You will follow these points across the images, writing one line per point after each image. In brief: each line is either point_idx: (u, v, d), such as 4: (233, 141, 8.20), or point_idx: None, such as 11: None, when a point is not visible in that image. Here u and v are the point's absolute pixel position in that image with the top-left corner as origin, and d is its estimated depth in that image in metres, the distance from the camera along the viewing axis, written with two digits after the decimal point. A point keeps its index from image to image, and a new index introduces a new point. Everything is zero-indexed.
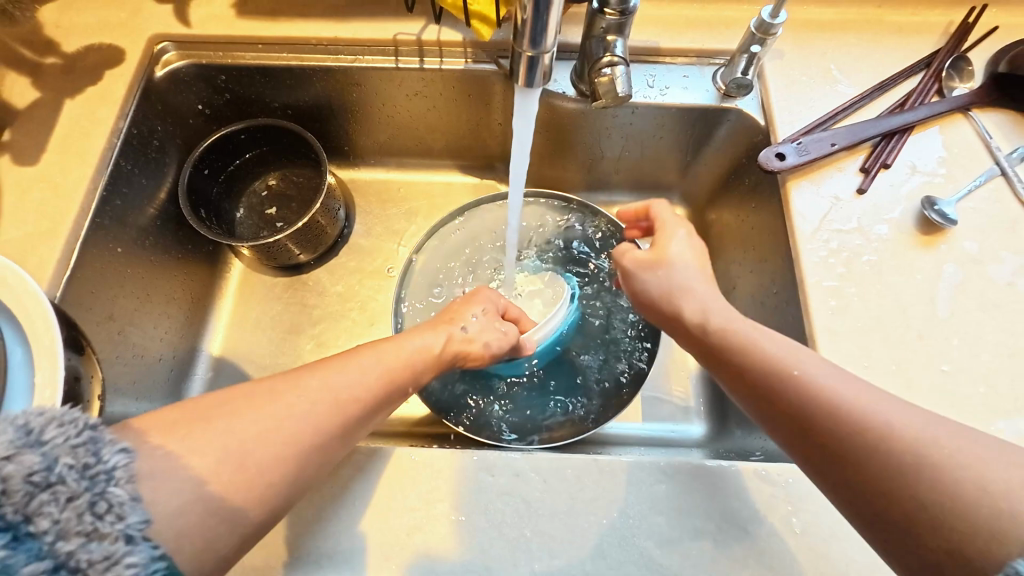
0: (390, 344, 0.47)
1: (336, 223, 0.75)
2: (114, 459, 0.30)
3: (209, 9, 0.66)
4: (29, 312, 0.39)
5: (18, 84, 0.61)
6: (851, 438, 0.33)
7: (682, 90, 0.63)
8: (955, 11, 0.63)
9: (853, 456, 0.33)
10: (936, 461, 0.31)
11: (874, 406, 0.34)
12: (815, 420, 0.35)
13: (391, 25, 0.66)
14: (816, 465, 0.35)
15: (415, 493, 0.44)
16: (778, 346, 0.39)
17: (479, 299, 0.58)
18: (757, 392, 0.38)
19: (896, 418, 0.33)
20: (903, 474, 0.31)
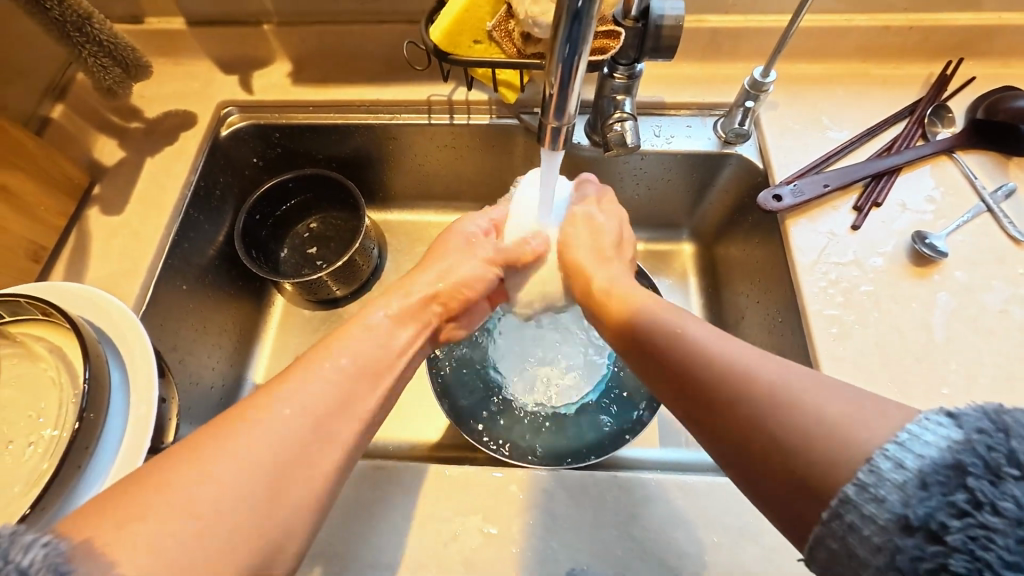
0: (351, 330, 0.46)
1: (370, 261, 0.83)
2: (30, 555, 0.24)
3: (269, 79, 0.76)
4: (128, 339, 0.46)
5: (107, 145, 0.71)
6: (725, 393, 0.37)
7: (686, 138, 0.70)
8: (933, 65, 0.70)
9: (696, 393, 0.39)
10: (787, 398, 0.34)
11: (747, 365, 0.37)
12: (692, 376, 0.40)
13: (425, 89, 0.75)
14: (698, 419, 0.39)
15: (451, 507, 0.48)
16: (670, 320, 0.44)
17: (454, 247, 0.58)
18: (655, 364, 0.43)
19: (753, 367, 0.37)
20: (726, 400, 0.37)
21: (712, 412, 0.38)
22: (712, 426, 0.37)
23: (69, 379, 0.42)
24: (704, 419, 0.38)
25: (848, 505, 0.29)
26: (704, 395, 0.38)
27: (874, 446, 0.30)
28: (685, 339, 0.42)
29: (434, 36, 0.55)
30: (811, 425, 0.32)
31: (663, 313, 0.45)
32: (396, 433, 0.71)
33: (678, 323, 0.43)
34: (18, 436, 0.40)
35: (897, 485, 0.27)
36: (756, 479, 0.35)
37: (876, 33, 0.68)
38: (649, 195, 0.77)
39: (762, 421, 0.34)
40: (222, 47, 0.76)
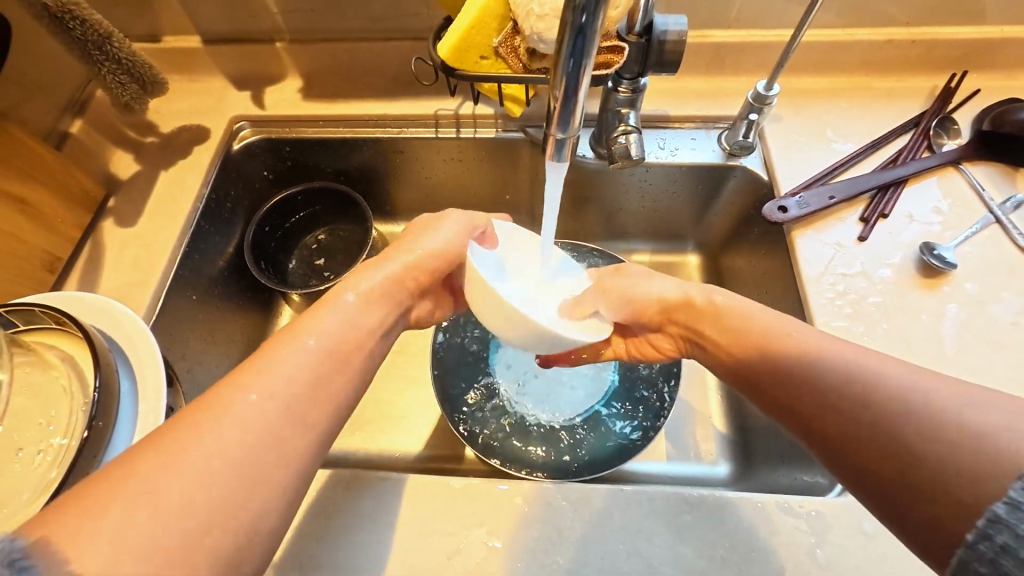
0: (322, 309, 0.44)
1: None
2: None
3: (281, 95, 0.78)
4: (137, 348, 0.47)
5: (123, 159, 0.73)
6: (841, 398, 0.36)
7: (690, 151, 0.70)
8: (936, 77, 0.70)
9: (812, 399, 0.37)
10: (925, 409, 0.32)
11: (873, 374, 0.36)
12: (807, 380, 0.38)
13: (432, 103, 0.76)
14: (816, 427, 0.37)
15: (455, 519, 0.48)
16: (782, 331, 0.42)
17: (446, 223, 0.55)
18: (766, 376, 0.42)
19: (881, 376, 0.36)
20: (851, 408, 0.35)
21: (834, 426, 0.36)
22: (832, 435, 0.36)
23: (80, 386, 0.42)
24: (826, 432, 0.37)
25: (997, 524, 0.25)
26: (823, 408, 0.37)
27: None
28: (801, 354, 0.40)
29: (442, 52, 0.55)
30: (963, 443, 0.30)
31: (772, 324, 0.44)
32: (401, 445, 0.71)
33: (789, 338, 0.41)
34: (25, 444, 0.40)
35: None
36: (887, 493, 0.33)
37: (877, 46, 0.68)
38: (653, 206, 0.77)
39: (890, 426, 0.33)
40: (235, 65, 0.78)
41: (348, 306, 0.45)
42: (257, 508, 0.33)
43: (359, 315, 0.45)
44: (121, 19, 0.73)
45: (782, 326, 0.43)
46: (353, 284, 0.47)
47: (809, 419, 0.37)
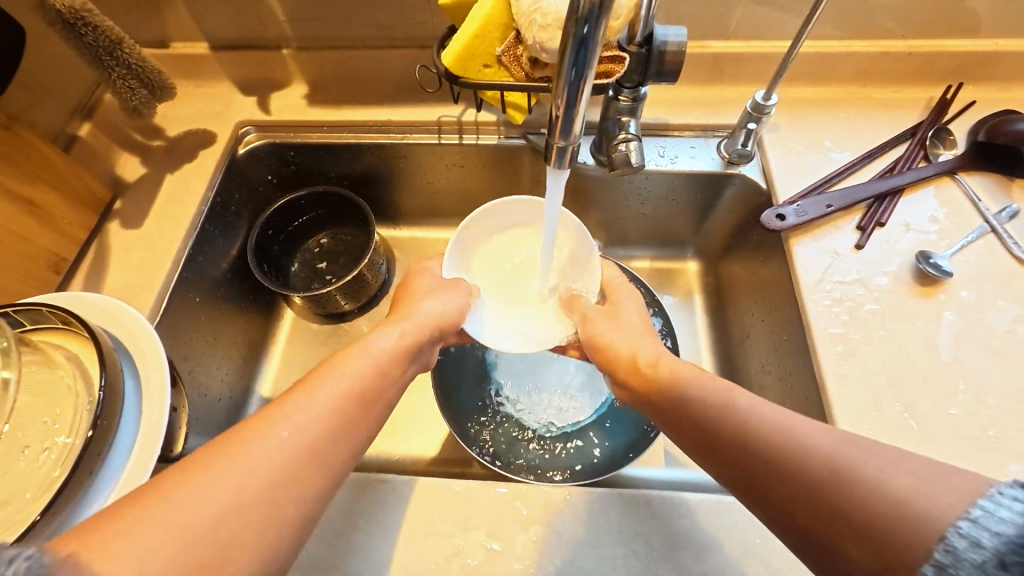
0: (355, 351, 0.47)
1: (378, 277, 0.85)
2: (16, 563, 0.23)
3: (286, 100, 0.79)
4: (142, 347, 0.48)
5: (130, 162, 0.74)
6: (763, 456, 0.36)
7: (689, 159, 0.71)
8: (933, 88, 0.72)
9: (738, 457, 0.37)
10: (842, 464, 0.32)
11: (786, 428, 0.36)
12: (729, 434, 0.39)
13: (435, 110, 0.77)
14: (745, 488, 0.37)
15: (454, 521, 0.48)
16: (704, 389, 0.43)
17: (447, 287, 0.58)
18: (694, 427, 0.42)
19: (796, 429, 0.36)
20: (774, 464, 0.35)
21: (763, 488, 0.35)
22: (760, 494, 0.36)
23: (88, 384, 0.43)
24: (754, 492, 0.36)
25: None
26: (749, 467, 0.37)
27: (946, 523, 0.27)
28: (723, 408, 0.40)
29: (446, 61, 0.56)
30: (862, 488, 0.30)
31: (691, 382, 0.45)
32: (401, 448, 0.71)
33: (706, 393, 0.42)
34: (31, 442, 0.40)
35: (975, 565, 0.25)
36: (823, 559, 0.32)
37: (874, 58, 0.70)
38: (653, 213, 0.78)
39: (813, 484, 0.32)
40: (242, 70, 0.79)
41: (380, 350, 0.48)
42: (259, 505, 0.33)
43: (388, 359, 0.47)
44: (130, 24, 0.74)
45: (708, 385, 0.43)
46: (383, 328, 0.51)
47: (740, 480, 0.37)
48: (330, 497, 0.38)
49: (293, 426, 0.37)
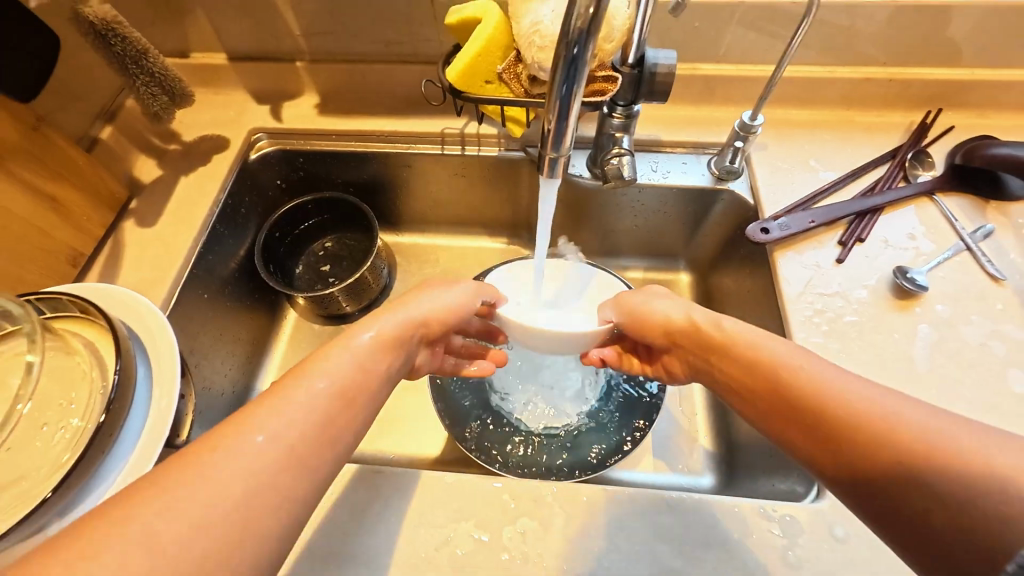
0: (338, 349, 0.45)
1: (379, 280, 0.87)
2: None
3: (298, 110, 0.83)
4: (156, 336, 0.50)
5: (147, 164, 0.78)
6: (853, 433, 0.36)
7: (681, 174, 0.74)
8: (914, 113, 0.75)
9: (828, 437, 0.38)
10: (943, 451, 0.32)
11: (885, 410, 0.36)
12: (820, 410, 0.39)
13: (439, 122, 0.81)
14: (829, 462, 0.38)
15: (445, 511, 0.50)
16: (789, 359, 0.44)
17: (440, 286, 0.58)
18: (779, 404, 0.43)
19: (892, 410, 0.36)
20: (868, 444, 0.36)
21: (838, 444, 0.37)
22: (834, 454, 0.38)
23: (104, 370, 0.46)
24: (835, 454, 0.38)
25: None
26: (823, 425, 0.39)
27: None
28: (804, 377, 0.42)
29: (450, 77, 0.60)
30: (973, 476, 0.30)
31: (773, 351, 0.46)
32: (396, 446, 0.73)
33: (788, 364, 0.44)
34: (48, 422, 0.43)
35: None
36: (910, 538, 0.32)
37: (858, 83, 0.73)
38: (645, 225, 0.81)
39: (914, 467, 0.33)
40: (257, 80, 0.83)
41: (364, 348, 0.46)
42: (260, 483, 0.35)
43: (374, 358, 0.46)
44: (154, 35, 0.78)
45: (789, 355, 0.44)
46: (367, 324, 0.49)
47: (826, 455, 0.38)
48: None
49: (271, 429, 0.36)
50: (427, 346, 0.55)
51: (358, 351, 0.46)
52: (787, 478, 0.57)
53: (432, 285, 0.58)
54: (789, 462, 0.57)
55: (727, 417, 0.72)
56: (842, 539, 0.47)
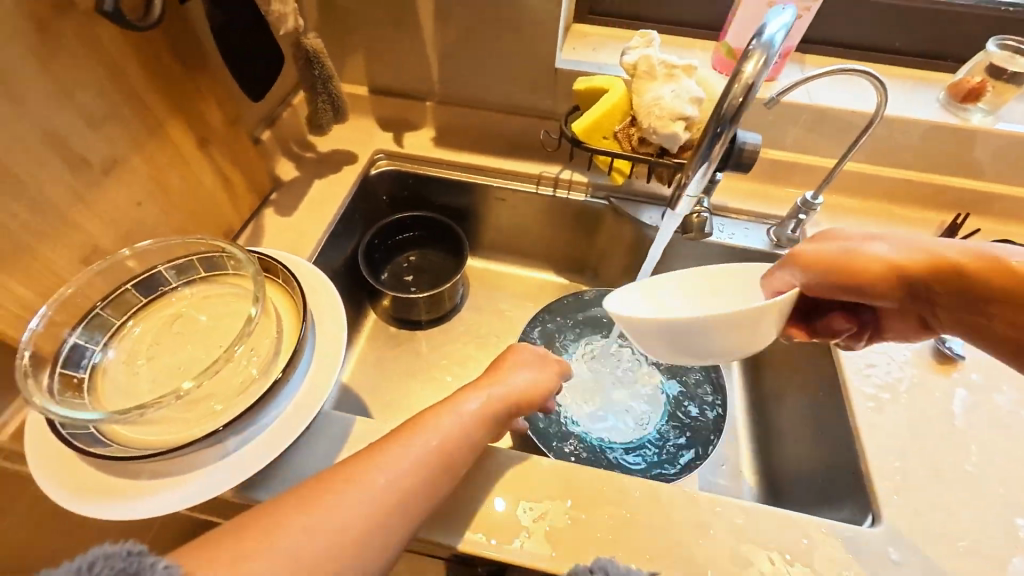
0: (446, 411, 0.54)
1: (452, 298, 0.98)
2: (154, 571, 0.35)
3: (417, 139, 0.97)
4: (322, 296, 0.58)
5: (287, 166, 0.90)
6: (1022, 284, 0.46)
7: (744, 237, 0.86)
8: (946, 214, 0.88)
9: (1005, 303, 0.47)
10: None
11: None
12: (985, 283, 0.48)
13: (538, 165, 0.94)
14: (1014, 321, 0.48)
15: (542, 488, 0.57)
16: (933, 253, 0.51)
17: (530, 356, 0.66)
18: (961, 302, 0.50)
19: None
20: None
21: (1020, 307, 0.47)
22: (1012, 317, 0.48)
23: (292, 324, 0.54)
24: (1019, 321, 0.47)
25: None
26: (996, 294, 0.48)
27: None
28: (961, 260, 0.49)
29: (574, 129, 0.73)
30: None
31: (905, 244, 0.53)
32: None
33: (944, 252, 0.50)
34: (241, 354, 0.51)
35: None
36: None
37: (900, 183, 0.87)
38: None
39: None
40: (389, 110, 0.97)
41: (467, 412, 0.55)
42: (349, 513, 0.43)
43: (473, 423, 0.54)
44: None
45: (915, 240, 0.52)
46: (475, 392, 0.58)
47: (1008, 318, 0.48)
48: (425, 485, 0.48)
49: (385, 474, 0.46)
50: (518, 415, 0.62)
51: (457, 412, 0.54)
52: (836, 510, 0.64)
53: (525, 358, 0.66)
54: (843, 494, 0.64)
55: (771, 460, 0.81)
56: (897, 561, 0.53)
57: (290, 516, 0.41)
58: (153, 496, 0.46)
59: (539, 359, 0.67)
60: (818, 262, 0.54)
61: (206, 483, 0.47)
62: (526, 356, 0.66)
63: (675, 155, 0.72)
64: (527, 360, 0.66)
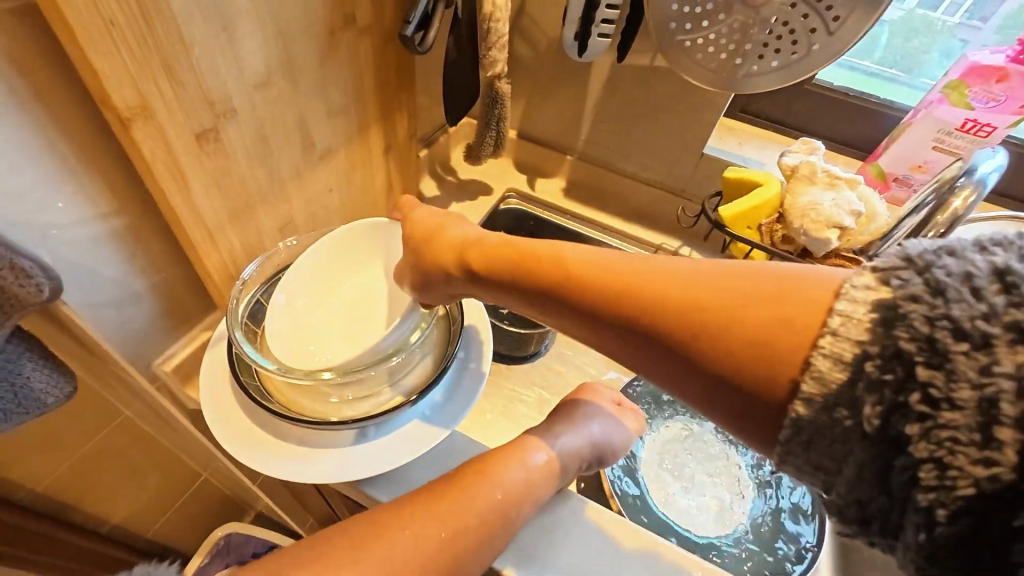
0: (520, 457, 0.54)
1: (538, 342, 0.97)
2: None
3: (548, 187, 1.03)
4: (472, 307, 0.60)
5: (429, 183, 0.98)
6: (747, 309, 0.32)
7: None
8: None
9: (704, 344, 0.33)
10: (777, 278, 0.33)
11: (701, 269, 0.35)
12: (674, 292, 0.35)
13: (659, 237, 0.97)
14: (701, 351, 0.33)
15: (632, 560, 0.53)
16: (603, 256, 0.39)
17: (596, 397, 0.67)
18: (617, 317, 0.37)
19: (717, 274, 0.35)
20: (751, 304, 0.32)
21: (748, 345, 0.32)
22: (684, 364, 0.34)
23: (444, 333, 0.56)
24: (744, 366, 0.32)
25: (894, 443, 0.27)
26: (701, 321, 0.33)
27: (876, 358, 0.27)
28: (822, 316, 0.30)
29: (722, 212, 0.75)
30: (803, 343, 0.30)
31: (621, 253, 0.39)
32: None
33: (651, 262, 0.37)
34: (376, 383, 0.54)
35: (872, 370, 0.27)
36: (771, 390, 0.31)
37: None
38: None
39: (773, 305, 0.32)
40: (528, 155, 1.04)
41: (534, 463, 0.54)
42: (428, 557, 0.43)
43: (540, 473, 0.54)
44: None
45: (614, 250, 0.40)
46: (544, 442, 0.57)
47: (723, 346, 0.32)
48: (500, 533, 0.48)
49: (450, 528, 0.45)
50: (583, 468, 0.62)
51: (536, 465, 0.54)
52: None
53: (595, 407, 0.65)
54: None
55: None
56: None
57: (379, 542, 0.42)
58: (294, 460, 0.48)
59: (610, 408, 0.67)
60: (466, 241, 0.48)
61: (341, 467, 0.48)
62: (604, 403, 0.67)
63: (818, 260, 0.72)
64: (602, 412, 0.65)
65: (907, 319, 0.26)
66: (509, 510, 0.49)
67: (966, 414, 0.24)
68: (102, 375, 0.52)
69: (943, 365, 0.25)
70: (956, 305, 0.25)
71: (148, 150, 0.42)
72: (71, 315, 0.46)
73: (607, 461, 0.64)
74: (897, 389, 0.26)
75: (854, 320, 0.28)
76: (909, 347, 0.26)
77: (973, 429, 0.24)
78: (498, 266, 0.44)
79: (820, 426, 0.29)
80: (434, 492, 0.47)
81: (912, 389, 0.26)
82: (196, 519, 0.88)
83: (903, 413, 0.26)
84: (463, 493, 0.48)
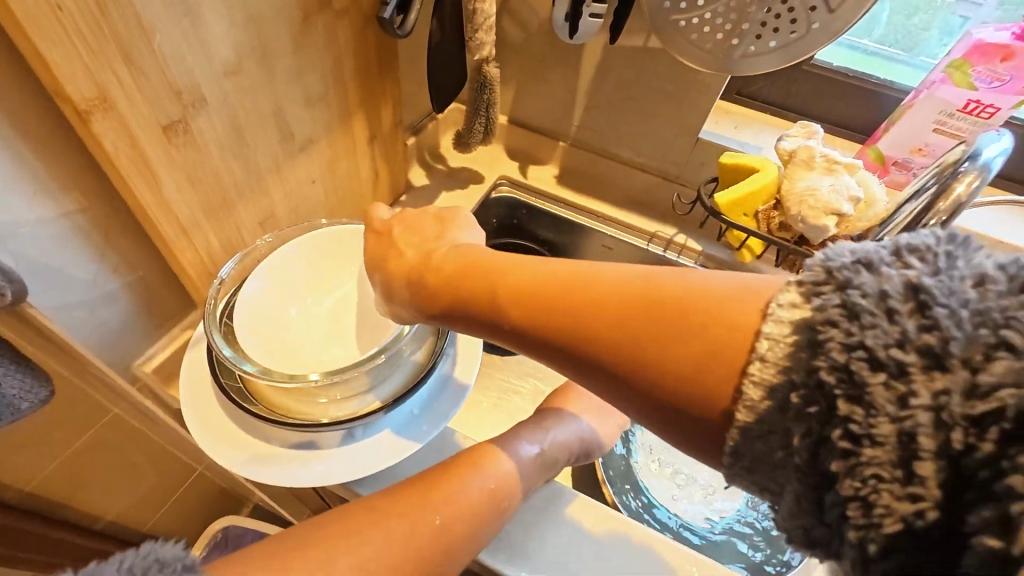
0: (511, 451, 0.53)
1: None
2: None
3: (540, 174, 1.00)
4: None
5: (418, 172, 0.95)
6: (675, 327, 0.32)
7: None
8: None
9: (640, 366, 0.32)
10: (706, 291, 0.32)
11: (636, 284, 0.34)
12: (607, 313, 0.34)
13: (654, 224, 0.94)
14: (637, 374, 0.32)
15: (621, 552, 0.51)
16: (540, 273, 0.38)
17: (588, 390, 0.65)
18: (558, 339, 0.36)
19: (647, 290, 0.34)
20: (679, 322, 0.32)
21: (679, 364, 0.31)
22: (625, 386, 0.33)
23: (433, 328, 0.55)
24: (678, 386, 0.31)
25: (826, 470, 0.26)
26: (635, 344, 0.32)
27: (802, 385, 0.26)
28: (751, 335, 0.29)
29: (719, 198, 0.73)
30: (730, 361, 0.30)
31: (556, 267, 0.38)
32: None
33: (585, 278, 0.36)
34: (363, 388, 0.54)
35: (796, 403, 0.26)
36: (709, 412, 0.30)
37: None
38: None
39: (701, 322, 0.31)
40: (519, 141, 1.01)
41: (524, 459, 0.53)
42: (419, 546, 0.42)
43: (527, 471, 0.53)
44: None
45: (552, 265, 0.39)
46: (532, 436, 0.56)
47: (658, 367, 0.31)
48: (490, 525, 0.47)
49: (444, 515, 0.44)
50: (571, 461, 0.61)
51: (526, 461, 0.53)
52: None
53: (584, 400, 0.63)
54: None
55: None
56: None
57: (367, 530, 0.41)
58: (278, 463, 0.47)
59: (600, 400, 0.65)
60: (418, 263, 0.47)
61: (327, 469, 0.47)
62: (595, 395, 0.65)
63: (815, 247, 0.71)
64: (592, 406, 0.64)
65: (826, 347, 0.25)
66: (499, 502, 0.48)
67: (886, 450, 0.23)
68: (81, 376, 0.51)
69: (861, 397, 0.24)
70: (871, 332, 0.24)
71: (111, 144, 0.40)
72: (41, 318, 0.45)
73: (592, 453, 0.64)
74: (823, 422, 0.25)
75: (781, 343, 0.27)
76: (828, 378, 0.25)
77: (896, 466, 0.23)
78: (451, 288, 0.43)
79: (759, 452, 0.29)
80: (424, 480, 0.47)
81: (834, 424, 0.25)
82: (191, 515, 0.88)
83: (829, 448, 0.25)
84: (455, 483, 0.47)
